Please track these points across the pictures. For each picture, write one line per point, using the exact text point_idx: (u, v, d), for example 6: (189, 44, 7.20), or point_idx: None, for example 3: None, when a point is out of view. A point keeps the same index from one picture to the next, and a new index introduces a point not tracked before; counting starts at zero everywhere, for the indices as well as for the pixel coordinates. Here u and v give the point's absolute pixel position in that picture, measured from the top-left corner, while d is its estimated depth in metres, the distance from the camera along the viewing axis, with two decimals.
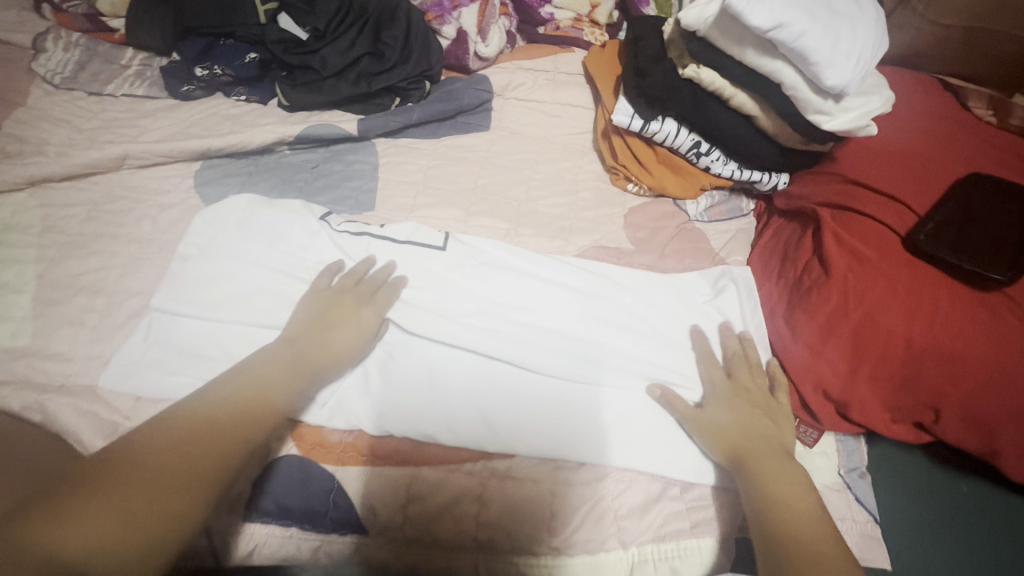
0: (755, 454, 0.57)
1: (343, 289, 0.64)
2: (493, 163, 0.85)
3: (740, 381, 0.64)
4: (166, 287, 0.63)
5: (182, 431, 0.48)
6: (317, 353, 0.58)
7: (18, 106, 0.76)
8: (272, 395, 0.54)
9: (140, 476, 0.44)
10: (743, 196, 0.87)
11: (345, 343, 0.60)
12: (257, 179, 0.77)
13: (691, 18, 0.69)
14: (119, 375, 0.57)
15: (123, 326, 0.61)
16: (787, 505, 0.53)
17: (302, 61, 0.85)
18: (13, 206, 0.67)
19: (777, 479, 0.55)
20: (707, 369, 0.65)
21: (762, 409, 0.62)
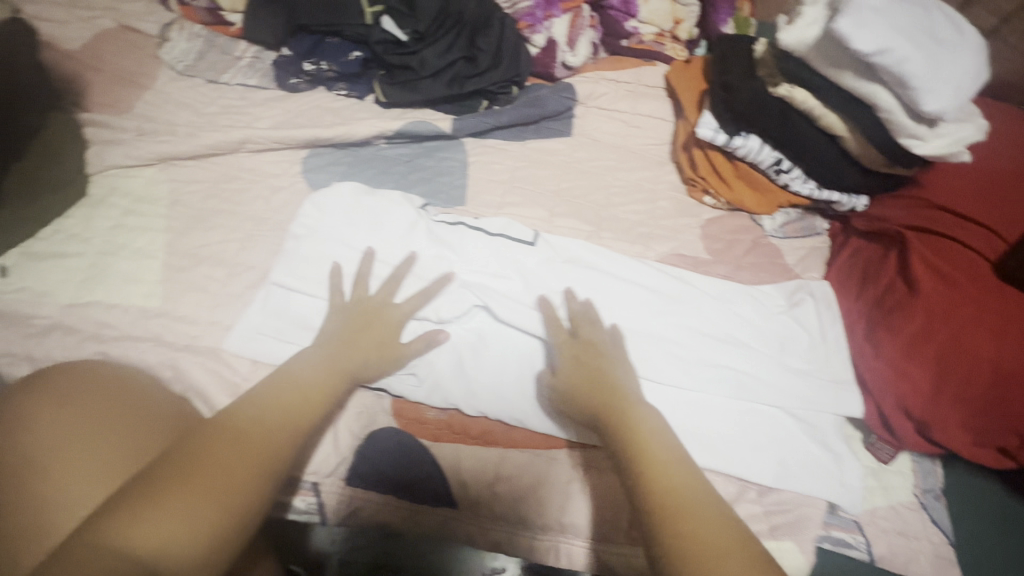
0: (614, 410, 0.56)
1: (363, 301, 0.65)
2: (576, 168, 0.89)
3: (581, 338, 0.64)
4: (279, 265, 0.68)
5: (238, 427, 0.50)
6: (365, 352, 0.60)
7: (147, 89, 0.83)
8: (321, 390, 0.56)
9: (202, 473, 0.46)
10: (818, 216, 0.88)
11: (379, 340, 0.62)
12: (357, 169, 0.82)
13: (791, 38, 0.70)
14: (238, 340, 0.62)
15: (241, 295, 0.66)
16: (645, 456, 0.51)
17: (402, 61, 0.90)
18: (145, 179, 0.73)
19: (642, 432, 0.54)
20: (553, 333, 0.65)
21: (603, 358, 0.62)
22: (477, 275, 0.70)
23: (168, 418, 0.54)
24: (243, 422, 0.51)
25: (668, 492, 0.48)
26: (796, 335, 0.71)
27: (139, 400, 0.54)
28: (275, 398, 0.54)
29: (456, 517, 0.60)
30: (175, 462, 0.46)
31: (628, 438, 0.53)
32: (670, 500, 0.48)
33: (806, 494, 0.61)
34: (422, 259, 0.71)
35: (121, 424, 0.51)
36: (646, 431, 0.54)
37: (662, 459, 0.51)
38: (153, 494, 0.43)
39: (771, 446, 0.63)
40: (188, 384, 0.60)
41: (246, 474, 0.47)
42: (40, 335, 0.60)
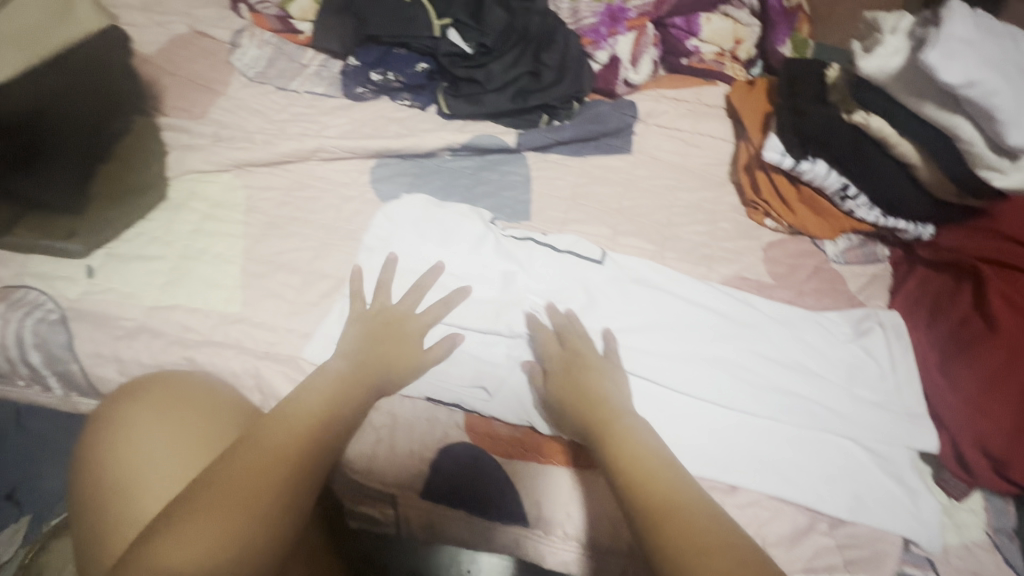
0: (605, 420, 0.56)
1: (375, 315, 0.64)
2: (636, 186, 0.89)
3: (573, 349, 0.64)
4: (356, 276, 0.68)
5: (272, 433, 0.49)
6: (389, 359, 0.61)
7: (221, 94, 0.85)
8: (350, 397, 0.55)
9: (236, 482, 0.45)
10: (880, 242, 0.86)
11: (407, 351, 0.62)
12: (423, 180, 0.83)
13: (873, 66, 0.70)
14: (316, 350, 0.63)
15: (316, 304, 0.67)
16: (634, 464, 0.50)
17: (468, 74, 0.90)
18: (222, 184, 0.74)
19: (630, 445, 0.53)
20: (543, 344, 0.65)
21: (592, 369, 0.61)
22: (544, 292, 0.71)
23: (228, 416, 0.55)
24: (277, 427, 0.50)
25: (658, 500, 0.47)
26: (865, 365, 0.70)
27: (189, 400, 0.55)
28: (305, 404, 0.53)
29: (528, 534, 0.61)
30: (214, 471, 0.46)
31: (617, 445, 0.53)
32: (660, 500, 0.47)
33: (881, 528, 0.61)
34: (491, 276, 0.71)
35: (169, 426, 0.51)
36: (632, 445, 0.52)
37: (652, 465, 0.50)
38: (193, 506, 0.43)
39: (830, 476, 0.63)
40: (268, 392, 0.61)
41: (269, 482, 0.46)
42: (128, 338, 0.62)
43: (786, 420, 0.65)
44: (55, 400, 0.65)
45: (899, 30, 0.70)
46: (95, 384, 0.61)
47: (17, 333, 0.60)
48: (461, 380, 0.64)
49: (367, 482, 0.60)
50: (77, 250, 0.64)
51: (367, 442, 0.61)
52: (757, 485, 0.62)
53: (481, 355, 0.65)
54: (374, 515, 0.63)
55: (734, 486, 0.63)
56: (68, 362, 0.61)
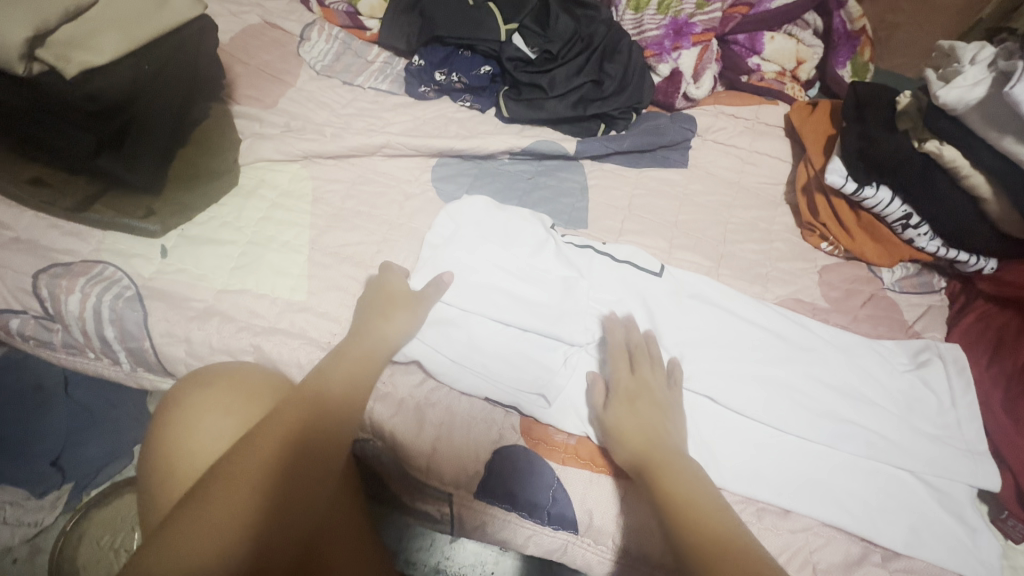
0: (656, 459, 0.55)
1: (373, 286, 0.65)
2: (692, 201, 0.88)
3: (641, 377, 0.62)
4: (419, 273, 0.68)
5: (296, 414, 0.50)
6: (377, 308, 0.63)
7: (290, 85, 0.86)
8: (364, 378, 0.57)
9: (259, 459, 0.47)
10: (936, 272, 0.86)
11: (402, 306, 0.63)
12: (482, 181, 0.83)
13: (952, 97, 0.70)
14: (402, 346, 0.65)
15: None
16: (680, 502, 0.50)
17: (531, 79, 0.90)
18: (290, 174, 0.76)
19: (679, 483, 0.52)
20: (614, 364, 0.63)
21: (658, 407, 0.59)
22: (608, 302, 0.71)
23: (274, 395, 0.57)
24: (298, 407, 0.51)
25: (709, 545, 0.47)
26: (922, 397, 0.69)
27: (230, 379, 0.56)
28: (325, 387, 0.54)
29: (576, 542, 0.61)
30: (233, 457, 0.47)
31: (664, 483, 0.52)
32: (710, 542, 0.47)
33: (936, 565, 0.59)
34: (550, 280, 0.71)
35: (207, 404, 0.53)
36: (688, 487, 0.52)
37: (701, 503, 0.51)
38: (221, 481, 0.45)
39: (871, 502, 0.62)
40: None
41: (278, 467, 0.47)
42: (199, 319, 0.63)
43: (817, 439, 0.65)
44: (121, 373, 0.67)
45: (980, 62, 0.71)
46: (164, 363, 0.64)
47: (96, 308, 0.62)
48: (520, 383, 0.64)
49: (425, 478, 0.61)
50: (154, 230, 0.66)
51: (429, 437, 0.62)
52: (799, 507, 0.61)
53: (542, 360, 0.66)
54: (432, 513, 0.64)
55: (785, 508, 0.62)
56: (141, 339, 0.63)
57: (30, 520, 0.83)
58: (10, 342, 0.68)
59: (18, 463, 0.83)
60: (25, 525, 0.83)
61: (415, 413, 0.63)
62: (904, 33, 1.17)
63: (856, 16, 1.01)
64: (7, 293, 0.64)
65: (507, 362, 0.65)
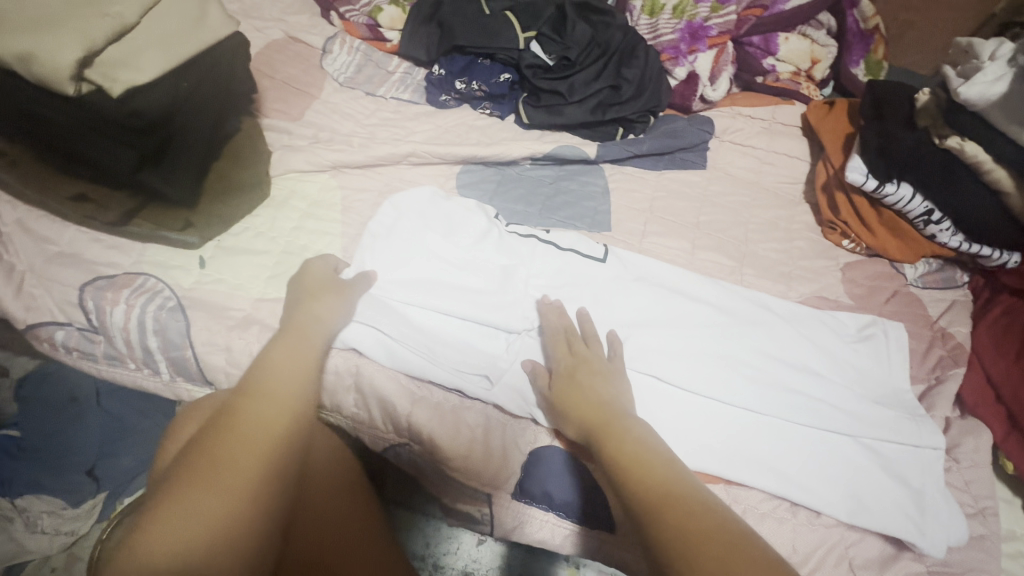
0: (602, 426, 0.54)
1: (300, 275, 0.66)
2: (712, 202, 0.89)
3: (577, 354, 0.63)
4: (358, 263, 0.70)
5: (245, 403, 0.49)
6: (300, 296, 0.63)
7: (315, 98, 0.88)
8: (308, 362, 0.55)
9: (243, 449, 0.45)
10: (958, 268, 0.86)
11: (317, 292, 0.63)
12: (505, 187, 0.85)
13: (973, 93, 0.71)
14: None
15: None
16: (630, 463, 0.49)
17: (551, 86, 0.92)
18: (320, 185, 0.78)
19: (627, 445, 0.51)
20: (553, 347, 0.65)
21: (597, 375, 0.60)
22: (546, 287, 0.73)
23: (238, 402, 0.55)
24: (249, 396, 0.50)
25: (655, 493, 0.46)
26: (869, 368, 0.72)
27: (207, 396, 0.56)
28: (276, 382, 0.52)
29: (608, 539, 0.61)
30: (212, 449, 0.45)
31: (612, 451, 0.51)
32: (663, 499, 0.45)
33: (974, 557, 0.60)
34: (490, 269, 0.73)
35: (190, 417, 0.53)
36: (633, 444, 0.51)
37: (652, 461, 0.49)
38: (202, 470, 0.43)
39: (853, 480, 0.63)
40: (372, 394, 0.65)
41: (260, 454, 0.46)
42: (238, 328, 0.65)
43: (780, 415, 0.66)
44: (160, 384, 0.68)
45: (1000, 58, 0.72)
46: (204, 371, 0.65)
47: (139, 318, 0.64)
48: (461, 365, 0.65)
49: (464, 479, 0.63)
50: (193, 242, 0.68)
51: (464, 439, 0.63)
52: (794, 496, 0.62)
53: (483, 347, 0.67)
54: (472, 514, 0.65)
55: (772, 493, 0.62)
56: (183, 349, 0.64)
57: (66, 530, 0.84)
58: (52, 354, 0.70)
59: (55, 474, 0.85)
60: (63, 534, 0.83)
61: (451, 416, 0.64)
62: (915, 31, 1.18)
63: (868, 15, 1.03)
64: (54, 306, 0.66)
65: (443, 351, 0.65)
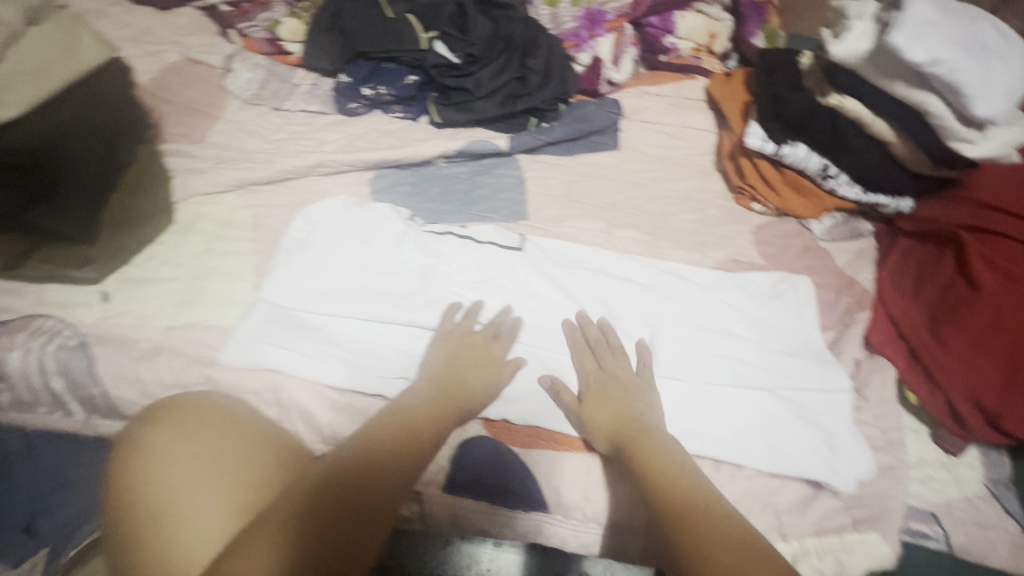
0: (631, 440, 0.60)
1: (463, 331, 0.68)
2: (626, 180, 0.92)
3: (607, 369, 0.67)
4: (271, 281, 0.69)
5: (336, 480, 0.51)
6: (461, 377, 0.64)
7: (217, 118, 0.87)
8: (417, 449, 0.57)
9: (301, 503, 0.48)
10: (862, 218, 0.90)
11: (479, 368, 0.65)
12: (420, 188, 0.85)
13: (842, 50, 0.75)
14: (237, 352, 0.63)
15: (238, 316, 0.67)
16: (661, 478, 0.56)
17: (457, 84, 0.93)
18: (227, 205, 0.76)
19: (660, 459, 0.57)
20: (580, 359, 0.69)
21: (626, 390, 0.65)
22: (468, 283, 0.73)
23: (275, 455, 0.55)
24: (337, 472, 0.52)
25: (680, 504, 0.53)
26: (782, 323, 0.75)
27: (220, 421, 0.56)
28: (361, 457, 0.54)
29: (549, 519, 0.62)
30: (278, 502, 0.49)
31: (643, 466, 0.57)
32: (695, 512, 0.52)
33: (885, 487, 0.63)
34: (410, 270, 0.73)
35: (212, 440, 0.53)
36: (665, 461, 0.57)
37: (679, 479, 0.55)
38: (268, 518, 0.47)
39: (771, 432, 0.65)
40: (290, 406, 0.62)
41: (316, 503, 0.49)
42: (148, 358, 0.63)
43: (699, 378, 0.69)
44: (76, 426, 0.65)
45: (867, 14, 0.74)
46: (116, 409, 0.63)
47: (42, 361, 0.62)
48: (383, 370, 0.65)
49: None
50: (92, 277, 0.67)
51: None
52: (716, 455, 0.64)
53: (407, 347, 0.67)
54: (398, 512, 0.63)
55: (695, 454, 0.65)
56: (90, 387, 0.62)
57: None
58: None
59: None
60: None
61: None
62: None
63: None
64: None
65: (364, 360, 0.65)
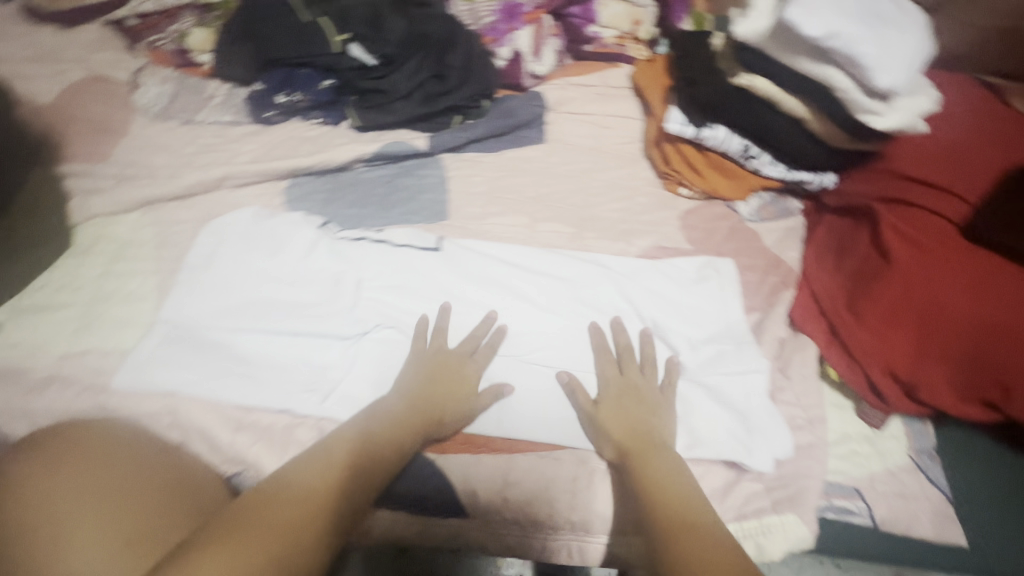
0: (642, 454, 0.58)
1: (436, 353, 0.66)
2: (552, 173, 0.90)
3: (629, 378, 0.66)
4: (171, 299, 0.67)
5: (314, 490, 0.49)
6: (441, 402, 0.62)
7: (122, 135, 0.84)
8: (369, 476, 0.54)
9: (278, 509, 0.46)
10: (791, 196, 0.89)
11: (455, 393, 0.63)
12: (338, 194, 0.83)
13: (745, 29, 0.74)
14: (131, 376, 0.61)
15: (138, 338, 0.65)
16: (656, 488, 0.54)
17: (374, 86, 0.91)
18: (130, 224, 0.74)
19: (658, 471, 0.56)
20: (601, 363, 0.67)
21: (645, 404, 0.63)
22: (382, 287, 0.71)
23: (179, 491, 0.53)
24: (312, 482, 0.50)
25: (678, 522, 0.50)
26: (704, 308, 0.74)
27: (126, 450, 0.54)
28: (311, 480, 0.50)
29: (468, 525, 0.62)
30: (248, 509, 0.46)
31: (644, 479, 0.56)
32: (691, 519, 0.50)
33: (803, 466, 0.63)
34: (321, 279, 0.71)
35: (117, 466, 0.51)
36: (666, 477, 0.55)
37: (680, 494, 0.54)
38: (239, 520, 0.44)
39: (691, 421, 0.65)
40: (189, 428, 0.60)
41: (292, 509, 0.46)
42: (39, 388, 0.61)
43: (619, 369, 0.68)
44: None
45: None
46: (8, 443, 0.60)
47: None
48: (294, 385, 0.63)
49: None
50: None
51: None
52: None
53: (317, 359, 0.65)
54: None
55: None
56: None
57: None
58: None
59: None
60: None
61: (282, 438, 0.61)
62: None
63: None
64: None
65: (269, 375, 0.63)
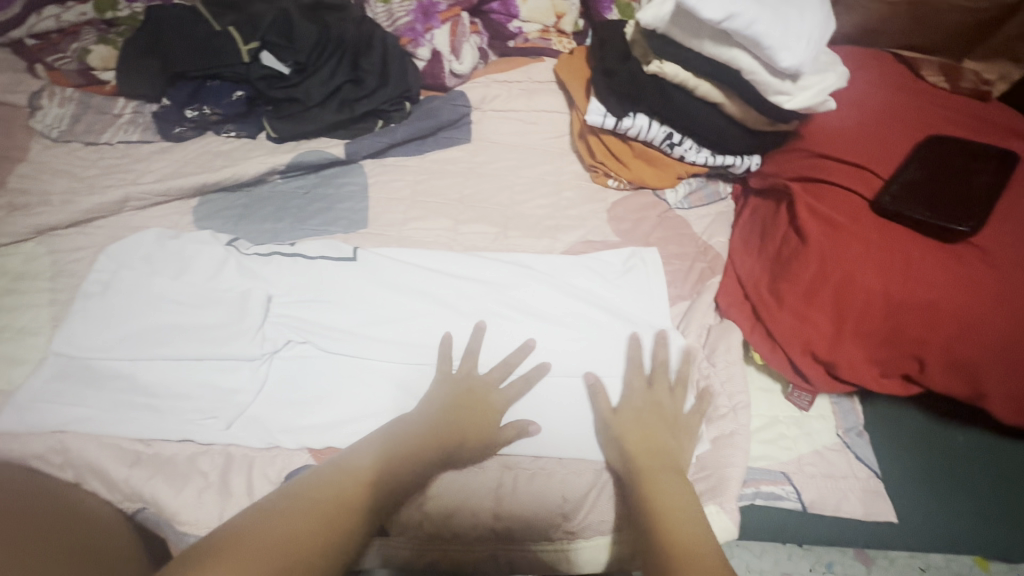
0: (651, 472, 0.54)
1: (468, 381, 0.62)
2: (477, 172, 0.89)
3: (657, 393, 0.63)
4: (63, 330, 0.63)
5: (328, 515, 0.44)
6: (462, 434, 0.58)
7: (19, 162, 0.81)
8: (378, 503, 0.48)
9: (283, 533, 0.41)
10: (719, 180, 0.89)
11: (483, 430, 0.59)
12: (252, 209, 0.80)
13: (648, 16, 0.73)
14: (17, 415, 0.58)
15: (30, 375, 0.62)
16: (660, 502, 0.51)
17: (286, 95, 0.88)
18: (24, 255, 0.71)
19: (669, 487, 0.52)
20: (630, 374, 0.64)
21: (667, 424, 0.60)
22: (293, 301, 0.68)
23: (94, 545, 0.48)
24: (322, 501, 0.45)
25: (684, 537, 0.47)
26: (630, 300, 0.72)
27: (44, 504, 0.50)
28: (329, 498, 0.46)
29: (388, 542, 0.61)
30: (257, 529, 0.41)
31: (655, 489, 0.52)
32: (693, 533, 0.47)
33: (726, 455, 0.62)
34: (227, 299, 0.67)
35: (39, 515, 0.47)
36: (676, 493, 0.52)
37: (690, 511, 0.50)
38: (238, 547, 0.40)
39: None
40: (81, 467, 0.57)
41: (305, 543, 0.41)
42: None
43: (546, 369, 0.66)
44: None
45: None
46: None
47: None
48: (198, 412, 0.60)
49: None
50: None
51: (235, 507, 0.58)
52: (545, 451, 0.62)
53: (229, 382, 0.62)
54: None
55: (536, 454, 0.63)
56: None
57: None
58: None
59: None
60: None
61: (185, 469, 0.59)
62: None
63: None
64: None
65: (172, 403, 0.61)
